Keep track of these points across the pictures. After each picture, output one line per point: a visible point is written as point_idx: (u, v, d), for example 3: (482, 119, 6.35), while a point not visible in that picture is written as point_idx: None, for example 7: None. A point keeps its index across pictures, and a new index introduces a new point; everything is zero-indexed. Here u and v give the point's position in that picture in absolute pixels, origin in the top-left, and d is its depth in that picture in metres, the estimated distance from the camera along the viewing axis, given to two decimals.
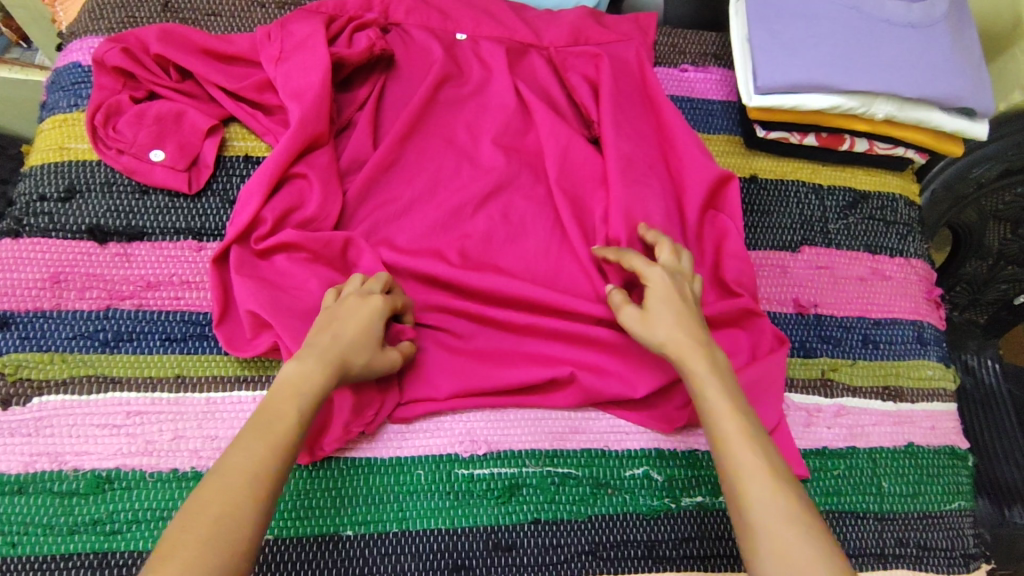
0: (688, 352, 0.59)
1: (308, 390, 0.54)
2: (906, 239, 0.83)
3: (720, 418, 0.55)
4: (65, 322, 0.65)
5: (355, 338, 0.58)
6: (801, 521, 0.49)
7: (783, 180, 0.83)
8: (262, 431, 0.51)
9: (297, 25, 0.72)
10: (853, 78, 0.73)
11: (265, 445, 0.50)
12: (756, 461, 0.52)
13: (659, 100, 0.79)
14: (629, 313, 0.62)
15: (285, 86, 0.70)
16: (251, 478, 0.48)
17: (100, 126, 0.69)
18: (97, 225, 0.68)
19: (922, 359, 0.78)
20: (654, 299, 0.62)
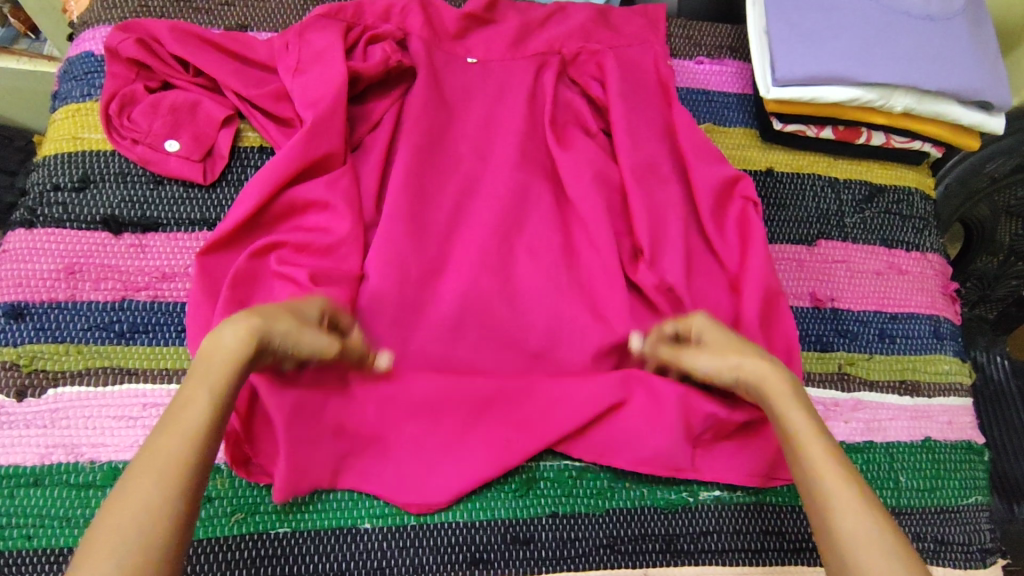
0: (758, 364, 0.58)
1: (223, 380, 0.49)
2: (923, 233, 0.83)
3: (803, 438, 0.53)
4: (79, 313, 0.64)
5: (280, 310, 0.54)
6: (893, 538, 0.47)
7: (799, 173, 0.82)
8: (172, 425, 0.47)
9: (317, 35, 0.72)
10: (872, 70, 0.72)
11: (176, 440, 0.46)
12: (848, 484, 0.50)
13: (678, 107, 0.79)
14: (697, 349, 0.62)
15: (301, 84, 0.70)
16: (162, 468, 0.45)
17: (114, 115, 0.68)
18: (112, 215, 0.68)
19: (938, 353, 0.77)
20: (723, 333, 0.62)
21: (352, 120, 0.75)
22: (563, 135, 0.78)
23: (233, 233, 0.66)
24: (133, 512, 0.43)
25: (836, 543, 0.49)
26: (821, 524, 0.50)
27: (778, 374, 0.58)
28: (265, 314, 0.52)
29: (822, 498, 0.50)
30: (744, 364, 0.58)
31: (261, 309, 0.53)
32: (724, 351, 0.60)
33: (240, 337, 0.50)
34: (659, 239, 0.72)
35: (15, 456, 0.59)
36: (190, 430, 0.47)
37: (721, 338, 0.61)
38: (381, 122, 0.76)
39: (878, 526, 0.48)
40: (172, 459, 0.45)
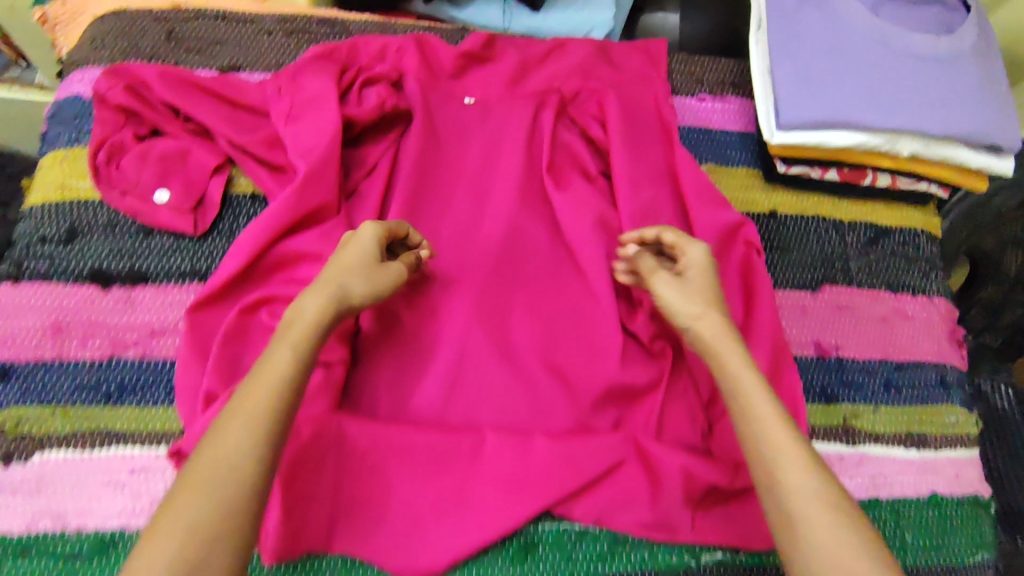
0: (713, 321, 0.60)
1: (300, 343, 0.53)
2: (929, 276, 0.81)
3: (747, 390, 0.55)
4: (67, 372, 0.63)
5: (348, 264, 0.58)
6: (836, 509, 0.49)
7: (804, 215, 0.80)
8: (238, 415, 0.49)
9: (310, 79, 0.70)
10: (880, 116, 0.71)
11: (256, 404, 0.50)
12: (795, 450, 0.52)
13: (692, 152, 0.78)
14: (666, 284, 0.63)
15: (294, 131, 0.69)
16: (239, 430, 0.48)
17: (103, 165, 0.67)
18: (100, 268, 0.66)
19: (944, 404, 0.76)
20: (694, 280, 0.63)
21: (347, 166, 0.74)
22: (562, 178, 0.76)
23: (225, 289, 0.65)
24: (216, 473, 0.47)
25: (776, 502, 0.51)
26: (761, 482, 0.52)
27: (733, 332, 0.59)
28: (335, 278, 0.57)
29: (766, 448, 0.52)
30: (704, 320, 0.60)
31: (330, 271, 0.57)
32: (695, 296, 0.61)
33: (318, 304, 0.55)
34: None
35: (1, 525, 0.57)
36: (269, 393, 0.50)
37: (693, 284, 0.62)
38: (376, 167, 0.74)
39: (817, 476, 0.50)
40: (248, 425, 0.49)
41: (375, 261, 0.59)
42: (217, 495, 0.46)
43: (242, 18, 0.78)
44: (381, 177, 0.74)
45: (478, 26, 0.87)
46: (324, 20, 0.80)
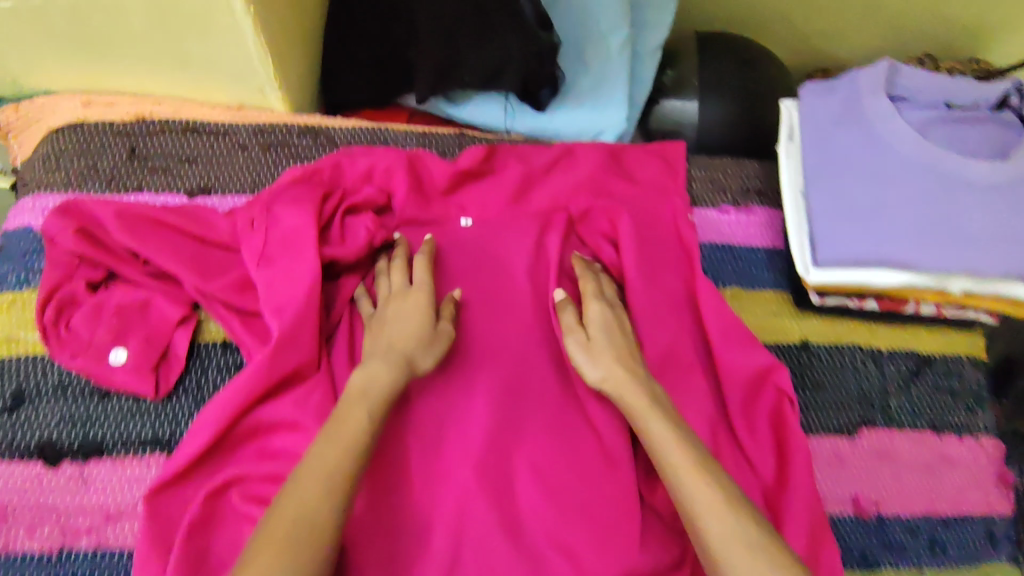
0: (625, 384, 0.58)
1: (377, 399, 0.53)
2: (975, 412, 0.74)
3: (665, 450, 0.53)
4: (11, 568, 0.55)
5: (411, 326, 0.58)
6: (761, 550, 0.47)
7: (839, 344, 0.72)
8: (319, 466, 0.48)
9: (287, 209, 0.62)
10: (930, 256, 0.62)
11: (335, 454, 0.49)
12: (706, 489, 0.50)
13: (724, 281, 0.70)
14: (574, 341, 0.61)
15: (272, 277, 0.60)
16: (322, 483, 0.47)
17: (51, 323, 0.58)
18: (49, 440, 0.59)
19: (993, 563, 0.70)
20: (598, 334, 0.61)
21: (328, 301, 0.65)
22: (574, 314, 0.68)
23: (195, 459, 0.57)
24: (299, 526, 0.45)
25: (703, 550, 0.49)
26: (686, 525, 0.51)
27: (647, 389, 0.57)
28: (409, 345, 0.57)
29: (694, 510, 0.50)
30: (616, 381, 0.58)
31: (398, 335, 0.57)
32: (602, 351, 0.60)
33: (390, 369, 0.55)
34: None
35: None
36: (348, 441, 0.50)
37: (600, 338, 0.61)
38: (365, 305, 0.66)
39: (743, 526, 0.49)
40: (323, 474, 0.47)
41: (427, 325, 0.59)
42: (303, 550, 0.44)
43: (213, 129, 0.69)
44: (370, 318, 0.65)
45: (477, 124, 0.79)
46: (305, 128, 0.72)
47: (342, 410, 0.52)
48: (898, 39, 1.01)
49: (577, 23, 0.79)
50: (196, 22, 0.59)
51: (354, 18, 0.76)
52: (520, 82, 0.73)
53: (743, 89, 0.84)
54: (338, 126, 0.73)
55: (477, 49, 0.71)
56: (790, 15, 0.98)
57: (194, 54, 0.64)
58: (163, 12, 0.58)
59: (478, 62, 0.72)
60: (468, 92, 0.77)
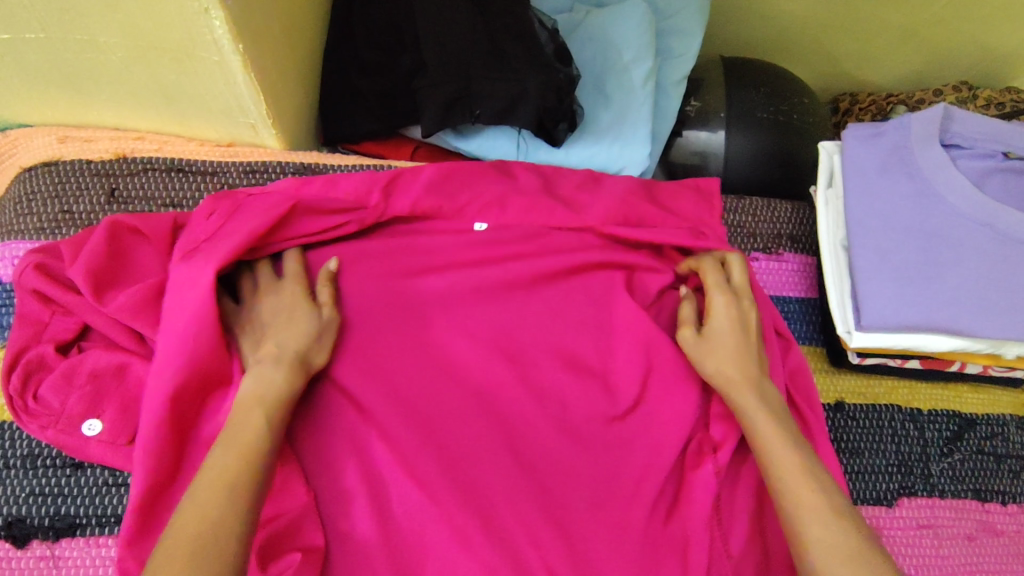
0: (740, 385, 0.54)
1: (269, 398, 0.48)
2: (1020, 477, 0.68)
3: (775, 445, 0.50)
4: None
5: (297, 317, 0.53)
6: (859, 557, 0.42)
7: (875, 404, 0.68)
8: (228, 442, 0.45)
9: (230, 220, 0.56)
10: (984, 322, 0.57)
11: (234, 457, 0.44)
12: (813, 492, 0.46)
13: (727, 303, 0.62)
14: (687, 336, 0.58)
15: (174, 292, 0.53)
16: (220, 492, 0.42)
17: (17, 394, 0.53)
18: (18, 517, 0.53)
19: None
20: (714, 330, 0.57)
21: None
22: None
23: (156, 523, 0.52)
24: (223, 501, 0.42)
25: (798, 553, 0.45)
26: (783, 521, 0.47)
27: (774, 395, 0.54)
28: (299, 341, 0.51)
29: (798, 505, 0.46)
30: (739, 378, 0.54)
31: (284, 332, 0.52)
32: (728, 344, 0.56)
33: (284, 371, 0.49)
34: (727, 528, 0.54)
35: None
36: (249, 441, 0.45)
37: (721, 329, 0.57)
38: None
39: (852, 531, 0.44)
40: (222, 486, 0.42)
41: (305, 310, 0.53)
42: (219, 534, 0.40)
43: (201, 169, 0.65)
44: None
45: (488, 158, 0.74)
46: (300, 168, 0.67)
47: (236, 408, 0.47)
48: (934, 64, 0.95)
49: (595, 49, 0.74)
50: (179, 58, 0.54)
51: (356, 50, 0.72)
52: (534, 117, 0.67)
53: (773, 121, 0.79)
54: (335, 164, 0.68)
55: (490, 80, 0.66)
56: (821, 39, 0.92)
57: (180, 89, 0.58)
58: (144, 47, 0.53)
59: (490, 94, 0.66)
60: (478, 125, 0.72)
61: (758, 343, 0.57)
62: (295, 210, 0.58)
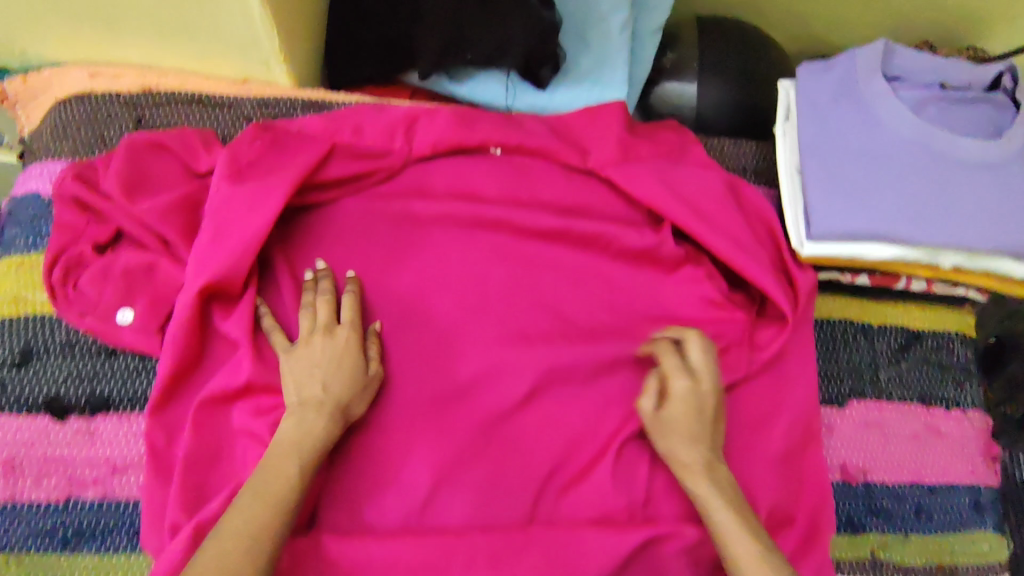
0: (694, 469, 0.61)
1: (305, 448, 0.56)
2: (964, 386, 0.75)
3: (731, 538, 0.57)
4: (18, 517, 0.57)
5: (346, 367, 0.60)
6: None
7: (830, 320, 0.74)
8: (259, 492, 0.53)
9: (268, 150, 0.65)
10: (921, 229, 0.64)
11: (263, 515, 0.52)
12: None
13: (693, 222, 0.70)
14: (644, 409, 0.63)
15: (222, 210, 0.62)
16: (246, 545, 0.50)
17: (58, 283, 0.60)
18: (57, 396, 0.60)
19: (977, 530, 0.71)
20: (674, 411, 0.62)
21: (335, 266, 0.67)
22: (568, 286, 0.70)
23: (178, 399, 0.60)
24: (245, 540, 0.50)
25: None
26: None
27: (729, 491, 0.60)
28: (345, 394, 0.59)
29: None
30: (693, 471, 0.60)
31: (334, 382, 0.58)
32: (690, 431, 0.61)
33: (325, 422, 0.57)
34: None
35: None
36: (277, 499, 0.53)
37: (688, 415, 0.62)
38: (364, 274, 0.68)
39: None
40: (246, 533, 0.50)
41: (354, 366, 0.60)
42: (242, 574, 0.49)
43: (219, 102, 0.72)
44: (371, 286, 0.67)
45: (477, 101, 0.81)
46: (308, 103, 0.74)
47: (275, 458, 0.55)
48: (897, 26, 1.02)
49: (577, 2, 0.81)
50: None
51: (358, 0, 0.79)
52: (522, 60, 0.74)
53: (741, 70, 0.86)
54: (341, 100, 0.75)
55: (479, 26, 0.73)
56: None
57: (202, 26, 0.65)
58: None
59: (480, 38, 0.73)
60: (469, 70, 0.79)
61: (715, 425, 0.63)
62: (332, 151, 0.68)
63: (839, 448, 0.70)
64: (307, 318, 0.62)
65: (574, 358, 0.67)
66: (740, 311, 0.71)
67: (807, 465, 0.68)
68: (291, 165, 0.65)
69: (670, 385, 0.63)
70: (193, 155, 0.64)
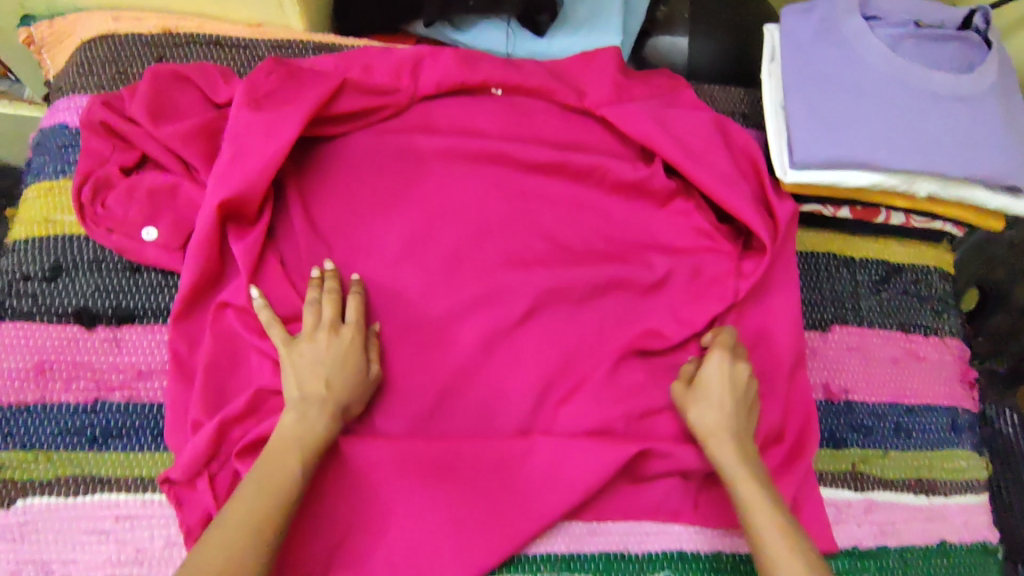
0: (720, 436, 0.63)
1: (308, 446, 0.57)
2: (941, 316, 0.79)
3: (753, 507, 0.59)
4: (49, 416, 0.61)
5: (352, 376, 0.62)
6: None
7: (814, 252, 0.78)
8: (264, 482, 0.55)
9: (281, 82, 0.69)
10: (898, 156, 0.68)
11: (264, 505, 0.54)
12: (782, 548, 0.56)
13: (685, 154, 0.73)
14: (679, 390, 0.67)
15: (241, 135, 0.66)
16: (250, 540, 0.52)
17: (87, 202, 0.64)
18: (86, 308, 0.64)
19: (955, 448, 0.75)
20: (704, 383, 0.65)
21: (345, 195, 0.71)
22: (566, 215, 0.73)
23: (200, 311, 0.65)
24: (247, 527, 0.52)
25: None
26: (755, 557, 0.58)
27: (753, 464, 0.62)
28: (346, 394, 0.61)
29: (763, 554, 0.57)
30: (717, 441, 0.63)
31: (337, 382, 0.60)
32: (716, 404, 0.64)
33: (327, 420, 0.59)
34: (652, 344, 0.71)
35: None
36: (275, 493, 0.54)
37: (715, 390, 0.65)
38: (369, 201, 0.71)
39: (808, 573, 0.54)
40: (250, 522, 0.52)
41: (355, 367, 0.62)
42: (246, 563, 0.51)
43: (236, 43, 0.76)
44: (377, 212, 0.71)
45: (479, 48, 0.85)
46: (320, 44, 0.79)
47: (278, 452, 0.56)
48: None
49: None
50: None
51: None
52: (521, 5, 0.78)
53: (732, 21, 0.89)
54: (350, 44, 0.79)
55: None
56: None
57: None
58: None
59: None
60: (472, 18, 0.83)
61: (745, 402, 0.65)
62: (343, 86, 0.71)
63: (822, 370, 0.74)
64: (311, 311, 0.63)
65: (570, 283, 0.70)
66: (728, 242, 0.74)
67: (792, 384, 0.71)
68: (304, 96, 0.68)
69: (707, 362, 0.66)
70: (213, 87, 0.68)
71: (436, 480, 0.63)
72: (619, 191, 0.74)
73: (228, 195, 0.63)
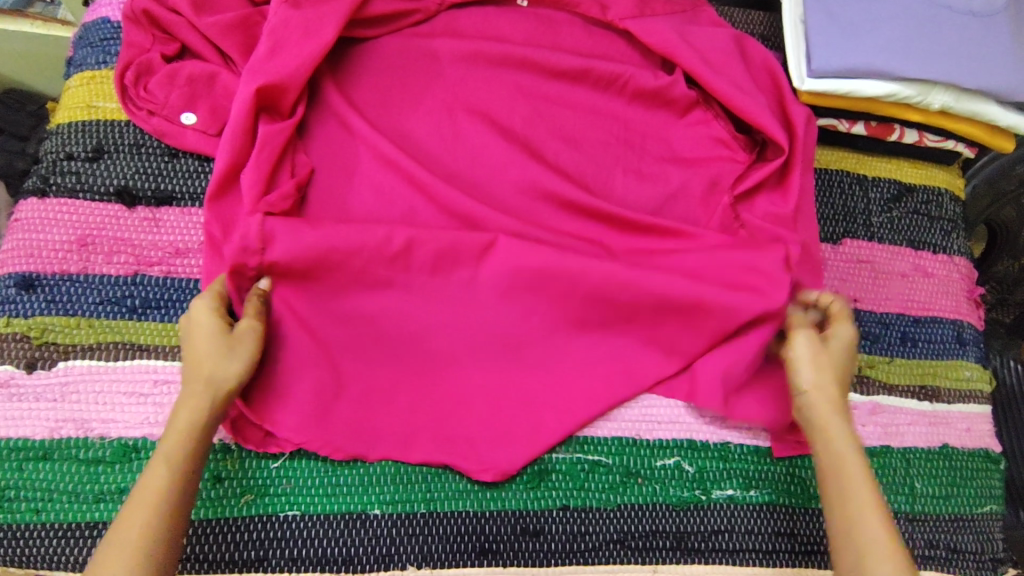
0: (832, 406, 0.60)
1: (173, 450, 0.54)
2: (951, 235, 0.81)
3: (855, 483, 0.56)
4: (91, 286, 0.64)
5: (223, 352, 0.58)
6: None
7: (828, 169, 0.80)
8: (139, 497, 0.53)
9: None
10: (912, 65, 0.70)
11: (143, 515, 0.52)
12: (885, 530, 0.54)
13: (706, 63, 0.75)
14: (802, 341, 0.62)
15: (278, 28, 0.68)
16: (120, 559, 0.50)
17: (130, 85, 0.67)
18: (126, 188, 0.67)
19: (958, 359, 0.77)
20: (829, 350, 0.62)
21: (374, 93, 0.73)
22: (588, 122, 0.75)
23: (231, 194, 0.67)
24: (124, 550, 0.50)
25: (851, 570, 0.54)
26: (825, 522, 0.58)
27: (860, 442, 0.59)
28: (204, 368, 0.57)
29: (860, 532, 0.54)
30: (832, 411, 0.60)
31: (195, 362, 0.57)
32: (835, 370, 0.61)
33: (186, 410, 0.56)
34: None
35: (24, 429, 0.60)
36: (147, 514, 0.52)
37: (838, 355, 0.62)
38: (399, 101, 0.73)
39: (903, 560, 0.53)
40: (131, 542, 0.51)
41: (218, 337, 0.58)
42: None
43: None
44: (407, 113, 0.73)
45: None
46: None
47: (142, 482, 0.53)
48: None
49: None
50: None
51: None
52: None
53: None
54: None
55: None
56: None
57: None
58: None
59: None
60: None
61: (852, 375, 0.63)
62: None
63: (834, 278, 0.76)
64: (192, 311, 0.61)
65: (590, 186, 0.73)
66: (743, 152, 0.75)
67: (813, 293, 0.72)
68: None
69: (836, 329, 0.63)
70: None
71: (458, 362, 0.65)
72: (641, 101, 0.77)
73: (263, 84, 0.65)
